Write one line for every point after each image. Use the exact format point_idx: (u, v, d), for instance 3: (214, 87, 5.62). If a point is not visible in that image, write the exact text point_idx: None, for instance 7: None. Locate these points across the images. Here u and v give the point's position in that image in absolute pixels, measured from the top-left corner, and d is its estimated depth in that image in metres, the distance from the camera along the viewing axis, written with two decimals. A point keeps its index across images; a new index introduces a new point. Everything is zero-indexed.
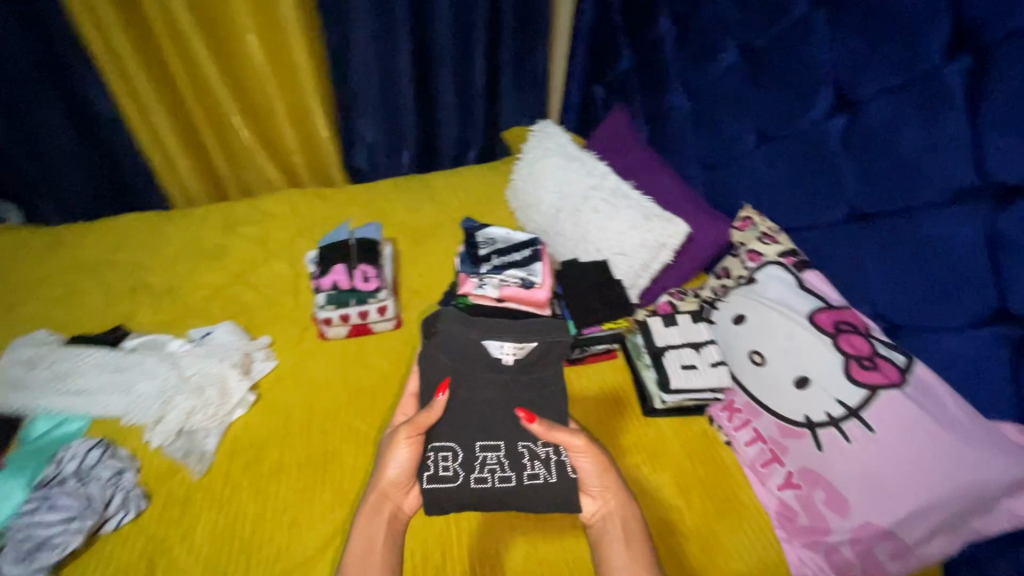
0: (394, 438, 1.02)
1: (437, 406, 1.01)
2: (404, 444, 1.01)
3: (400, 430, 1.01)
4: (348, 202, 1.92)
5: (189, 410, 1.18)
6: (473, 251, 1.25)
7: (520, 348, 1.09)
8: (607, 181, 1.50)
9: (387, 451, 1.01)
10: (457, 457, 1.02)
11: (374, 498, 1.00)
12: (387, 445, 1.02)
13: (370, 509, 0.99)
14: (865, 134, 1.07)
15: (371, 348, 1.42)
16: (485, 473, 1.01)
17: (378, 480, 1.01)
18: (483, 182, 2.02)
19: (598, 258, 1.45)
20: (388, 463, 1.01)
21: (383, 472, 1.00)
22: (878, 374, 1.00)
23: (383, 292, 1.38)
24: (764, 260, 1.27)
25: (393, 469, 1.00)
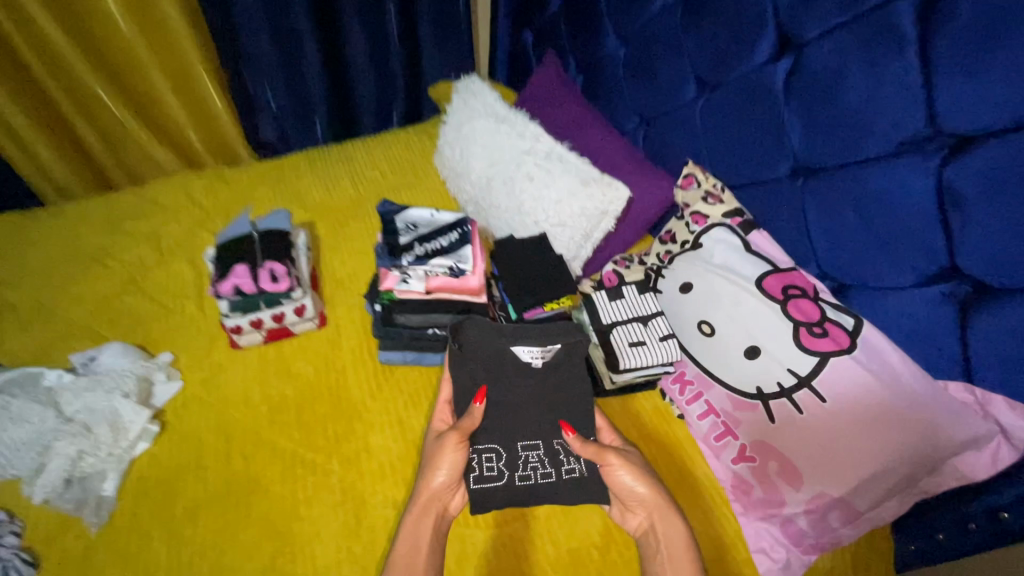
0: (439, 446, 0.98)
1: (478, 413, 1.00)
2: (450, 449, 0.98)
3: (447, 436, 0.99)
4: (254, 183, 1.69)
5: (78, 454, 1.02)
6: (392, 241, 1.11)
7: (546, 350, 1.09)
8: (541, 142, 1.35)
9: (434, 457, 0.98)
10: (502, 457, 1.03)
11: (427, 504, 0.95)
12: (432, 452, 0.99)
13: (420, 512, 0.94)
14: (812, 81, 0.97)
15: (294, 353, 1.27)
16: (529, 471, 1.02)
17: (425, 485, 0.96)
18: (410, 149, 1.83)
19: (536, 231, 1.31)
20: (433, 469, 0.97)
21: (430, 476, 0.96)
22: (827, 341, 0.96)
23: (298, 292, 1.22)
24: (709, 222, 1.18)
25: (436, 474, 0.97)
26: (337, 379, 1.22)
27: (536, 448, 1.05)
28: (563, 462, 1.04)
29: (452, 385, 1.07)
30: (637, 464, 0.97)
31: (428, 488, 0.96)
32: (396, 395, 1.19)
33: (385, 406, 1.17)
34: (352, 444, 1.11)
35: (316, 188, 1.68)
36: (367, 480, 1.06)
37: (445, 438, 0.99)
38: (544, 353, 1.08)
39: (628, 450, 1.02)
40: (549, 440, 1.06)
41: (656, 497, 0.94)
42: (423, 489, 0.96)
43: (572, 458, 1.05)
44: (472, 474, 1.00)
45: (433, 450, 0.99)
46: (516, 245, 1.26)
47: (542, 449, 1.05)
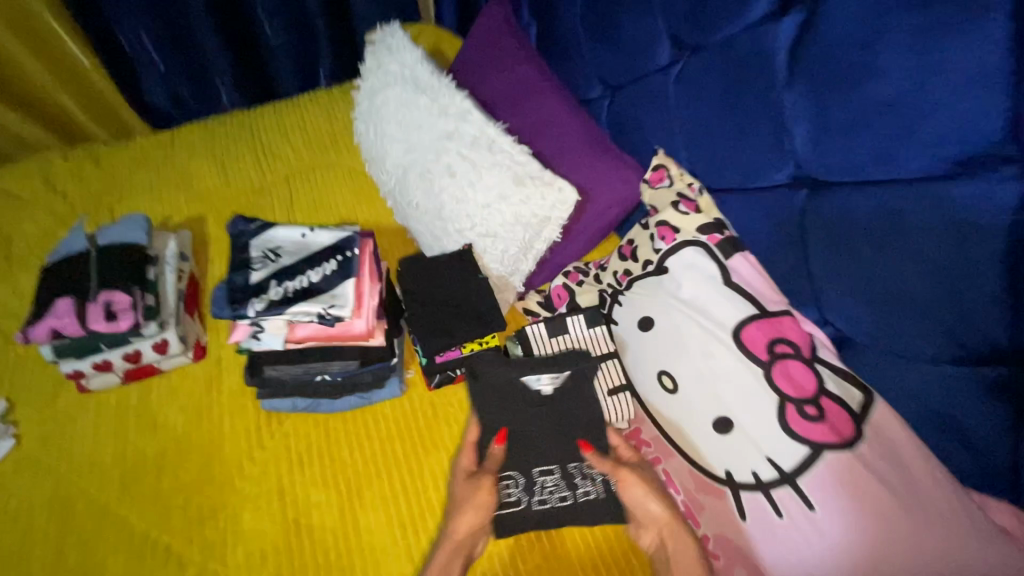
0: (469, 489, 0.86)
1: (497, 456, 0.89)
2: (481, 495, 0.85)
3: (476, 480, 0.86)
4: (135, 165, 1.38)
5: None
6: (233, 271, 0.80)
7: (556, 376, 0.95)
8: (467, 122, 1.02)
9: (463, 499, 0.86)
10: (515, 481, 0.88)
11: (463, 545, 0.83)
12: (461, 496, 0.86)
13: (451, 551, 0.83)
14: (838, 49, 0.66)
15: (162, 395, 1.03)
16: (546, 496, 0.87)
17: (454, 525, 0.84)
18: (328, 116, 1.48)
19: (461, 241, 1.02)
20: (462, 509, 0.85)
21: (460, 517, 0.84)
22: (823, 428, 0.70)
23: (152, 327, 0.96)
24: (678, 239, 0.88)
25: (469, 515, 0.84)
26: (210, 432, 0.99)
27: (553, 473, 0.89)
28: (581, 486, 0.88)
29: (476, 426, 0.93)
30: (651, 485, 0.84)
31: (453, 528, 0.84)
32: (284, 456, 0.97)
33: (267, 470, 0.95)
34: (217, 524, 0.90)
35: (211, 172, 1.37)
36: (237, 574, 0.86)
37: (480, 478, 0.87)
38: (558, 379, 0.95)
39: (642, 465, 0.88)
40: (564, 463, 0.89)
41: (670, 520, 0.80)
42: (451, 529, 0.84)
43: (590, 479, 0.88)
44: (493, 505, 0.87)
45: (464, 489, 0.87)
46: (432, 266, 0.98)
47: (558, 473, 0.89)
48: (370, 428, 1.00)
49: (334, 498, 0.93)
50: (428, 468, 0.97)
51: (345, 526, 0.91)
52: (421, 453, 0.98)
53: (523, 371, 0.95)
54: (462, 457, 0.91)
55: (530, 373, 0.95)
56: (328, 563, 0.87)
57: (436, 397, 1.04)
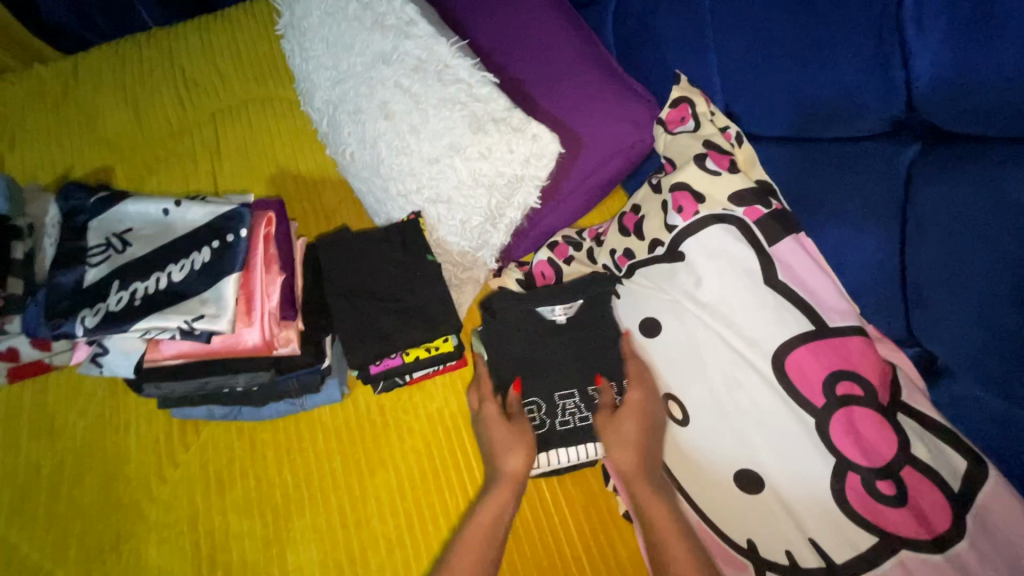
0: (512, 434, 0.67)
1: (517, 406, 0.70)
2: (519, 445, 0.66)
3: (512, 426, 0.68)
4: (29, 100, 1.11)
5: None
6: (73, 263, 0.60)
7: (567, 307, 0.75)
8: (409, 39, 0.72)
9: (503, 441, 0.67)
10: (534, 407, 0.70)
11: (518, 489, 0.65)
12: (501, 438, 0.67)
13: (509, 495, 0.65)
14: None
15: (57, 398, 0.84)
16: (570, 419, 0.70)
17: (503, 461, 0.66)
18: (266, 33, 1.16)
19: (407, 206, 0.77)
20: (507, 452, 0.66)
21: (505, 458, 0.66)
22: (903, 514, 0.48)
23: (16, 324, 0.77)
24: (701, 213, 0.61)
25: (517, 454, 0.66)
26: (116, 444, 0.81)
27: (573, 396, 0.71)
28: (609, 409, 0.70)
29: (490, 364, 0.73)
30: (634, 437, 0.62)
31: (501, 469, 0.66)
32: (198, 475, 0.79)
33: (179, 493, 0.78)
34: (119, 557, 0.75)
35: (119, 108, 1.10)
36: None
37: (517, 419, 0.69)
38: (572, 309, 0.75)
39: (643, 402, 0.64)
40: (583, 385, 0.71)
41: (637, 471, 0.61)
42: (497, 470, 0.66)
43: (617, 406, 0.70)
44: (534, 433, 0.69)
45: (501, 431, 0.67)
46: (367, 246, 0.75)
47: (579, 397, 0.71)
48: (301, 442, 0.81)
49: (258, 528, 0.76)
50: (371, 494, 0.78)
51: (266, 562, 0.74)
52: (365, 474, 0.79)
53: (536, 301, 0.75)
54: (487, 404, 0.70)
55: (542, 302, 0.75)
56: None
57: (388, 402, 0.84)
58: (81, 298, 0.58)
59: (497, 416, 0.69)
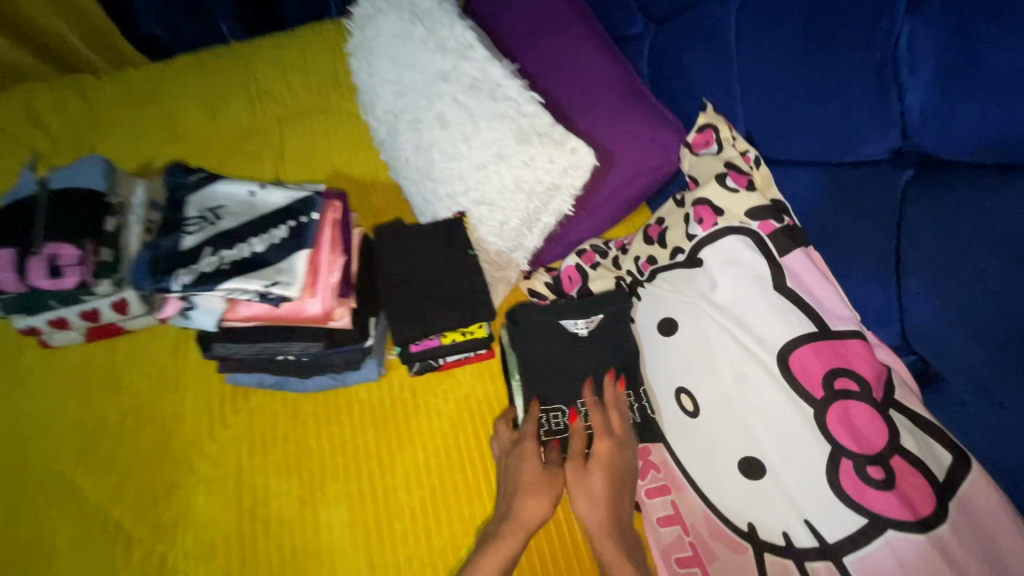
0: (540, 484, 0.73)
1: (553, 456, 0.76)
2: (539, 496, 0.72)
3: (541, 472, 0.74)
4: (120, 100, 1.25)
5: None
6: (167, 233, 0.69)
7: (590, 321, 0.81)
8: (467, 61, 0.82)
9: (533, 484, 0.73)
10: (560, 412, 0.79)
11: (525, 536, 0.70)
12: (532, 482, 0.73)
13: (516, 541, 0.70)
14: None
15: (126, 358, 0.94)
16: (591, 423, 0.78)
17: (519, 509, 0.71)
18: (331, 51, 1.29)
19: (452, 207, 0.85)
20: (530, 494, 0.72)
21: (524, 502, 0.71)
22: (888, 498, 0.53)
23: (104, 286, 0.87)
24: (719, 225, 0.68)
25: (536, 501, 0.72)
26: (175, 402, 0.90)
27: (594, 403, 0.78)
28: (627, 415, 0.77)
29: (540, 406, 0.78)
30: (603, 483, 0.71)
31: (519, 512, 0.71)
32: (245, 436, 0.87)
33: (227, 450, 0.86)
34: (171, 503, 0.83)
35: (197, 111, 1.22)
36: (182, 563, 0.78)
37: (549, 467, 0.75)
38: (593, 323, 0.81)
39: (613, 454, 0.73)
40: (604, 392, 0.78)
41: (598, 522, 0.69)
42: (516, 514, 0.71)
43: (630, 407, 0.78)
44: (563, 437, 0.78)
45: (533, 475, 0.73)
46: (414, 239, 0.83)
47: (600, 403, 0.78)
48: (340, 415, 0.89)
49: (296, 488, 0.83)
50: (399, 466, 0.85)
51: (300, 517, 0.81)
52: (396, 448, 0.86)
53: (559, 315, 0.82)
54: (529, 437, 0.76)
55: (564, 316, 0.82)
56: (282, 560, 0.78)
57: (420, 385, 0.91)
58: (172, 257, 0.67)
59: (535, 455, 0.74)
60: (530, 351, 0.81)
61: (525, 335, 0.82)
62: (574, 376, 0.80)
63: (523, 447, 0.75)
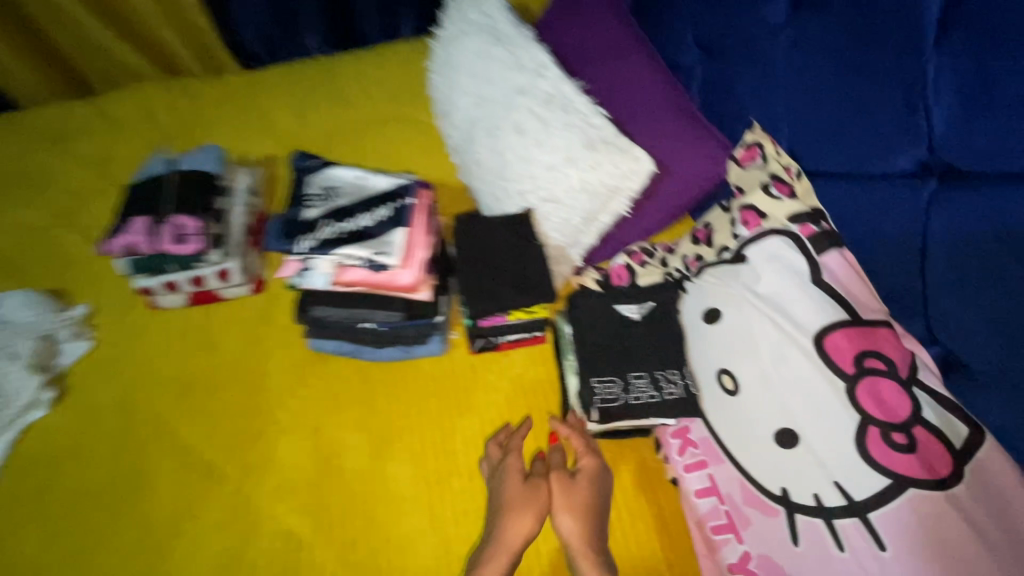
0: (525, 501, 0.81)
1: (535, 474, 0.85)
2: (526, 511, 0.80)
3: (528, 487, 0.82)
4: (219, 101, 1.41)
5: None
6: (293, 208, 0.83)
7: (640, 306, 0.91)
8: (542, 78, 0.95)
9: (518, 499, 0.81)
10: (612, 382, 0.86)
11: (514, 550, 0.77)
12: (518, 499, 0.81)
13: (509, 554, 0.76)
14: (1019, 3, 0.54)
15: (220, 322, 1.06)
16: (641, 395, 0.85)
17: (508, 526, 0.79)
18: (406, 67, 1.44)
19: (521, 205, 0.97)
20: (519, 508, 0.80)
21: (513, 517, 0.79)
22: (911, 461, 0.60)
23: (216, 254, 1.01)
24: (763, 227, 0.79)
25: (522, 517, 0.79)
26: (261, 363, 1.01)
27: (643, 377, 0.86)
28: (674, 390, 0.84)
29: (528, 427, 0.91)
30: (583, 496, 0.81)
31: (509, 526, 0.79)
32: (322, 396, 0.98)
33: (305, 407, 0.97)
34: (256, 449, 0.93)
35: (287, 114, 1.38)
36: (267, 503, 0.88)
37: (532, 483, 0.84)
38: (645, 309, 0.91)
39: (590, 471, 0.83)
40: (653, 369, 0.86)
41: (578, 533, 0.77)
42: (506, 529, 0.78)
43: (677, 383, 0.85)
44: (615, 404, 0.85)
45: (519, 489, 0.82)
46: (486, 229, 0.95)
47: (649, 377, 0.86)
48: (407, 383, 0.99)
49: (366, 444, 0.93)
50: (458, 432, 0.94)
51: (370, 469, 0.91)
52: (456, 415, 0.96)
53: (614, 301, 0.92)
54: (514, 459, 0.86)
55: (619, 302, 0.92)
56: (352, 505, 0.88)
57: (479, 361, 1.00)
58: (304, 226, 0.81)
59: (519, 474, 0.84)
60: (584, 332, 0.90)
61: (580, 318, 0.91)
62: (623, 357, 0.88)
63: (507, 467, 0.85)
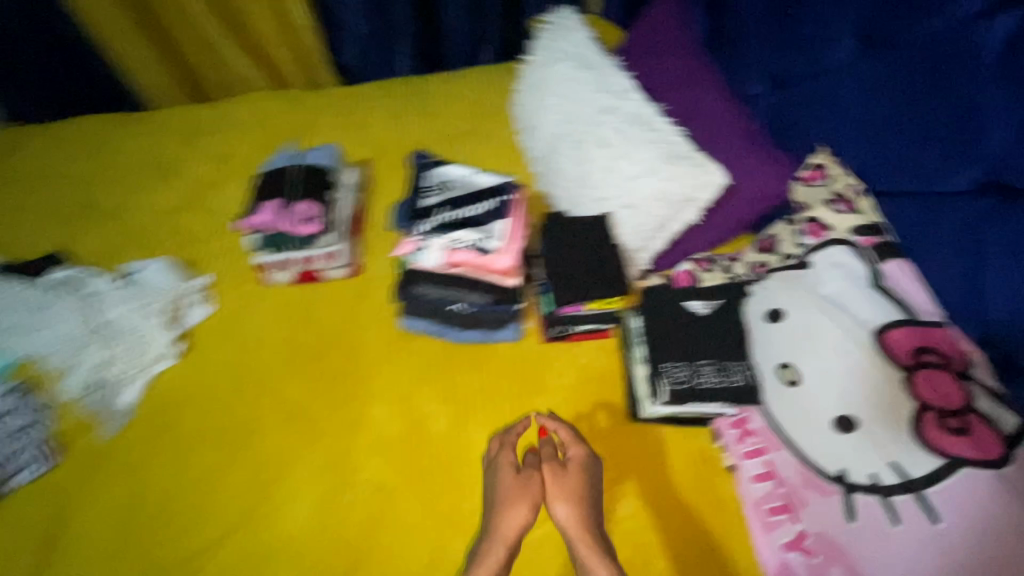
0: (518, 494, 0.80)
1: (528, 467, 0.85)
2: (518, 505, 0.79)
3: (522, 480, 0.82)
4: (321, 110, 1.58)
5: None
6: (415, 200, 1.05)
7: (709, 303, 0.98)
8: (627, 102, 1.09)
9: (512, 493, 0.81)
10: (679, 368, 0.93)
11: (511, 544, 0.77)
12: (511, 494, 0.80)
13: (504, 549, 0.76)
14: None
15: (320, 299, 1.20)
16: (708, 379, 0.91)
17: (502, 522, 0.78)
18: (488, 90, 1.60)
19: (599, 210, 1.08)
20: (514, 502, 0.79)
21: (508, 512, 0.79)
22: (963, 443, 0.70)
23: (329, 238, 1.17)
24: (830, 237, 0.91)
25: (518, 511, 0.79)
26: (356, 336, 1.14)
27: (710, 364, 0.92)
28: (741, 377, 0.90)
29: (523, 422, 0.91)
30: (577, 486, 0.80)
31: (504, 521, 0.78)
32: (409, 368, 1.09)
33: (394, 377, 1.08)
34: (351, 409, 1.05)
35: (381, 124, 1.54)
36: (360, 456, 1.00)
37: (525, 475, 0.83)
38: (714, 304, 0.97)
39: (581, 460, 0.83)
40: (720, 358, 0.92)
41: (574, 524, 0.76)
42: (500, 527, 0.78)
43: (743, 370, 0.90)
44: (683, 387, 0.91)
45: (512, 483, 0.81)
46: (569, 227, 1.06)
47: (716, 363, 0.92)
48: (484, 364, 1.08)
49: (447, 413, 1.03)
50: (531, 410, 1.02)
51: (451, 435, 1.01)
52: (529, 395, 1.03)
53: (684, 297, 1.00)
54: (506, 454, 0.86)
55: (689, 298, 0.99)
56: (436, 464, 0.98)
57: (548, 348, 1.09)
58: (426, 212, 1.04)
59: (511, 469, 0.83)
60: (655, 324, 0.98)
61: (650, 312, 1.00)
62: (690, 349, 0.94)
63: (500, 464, 0.85)
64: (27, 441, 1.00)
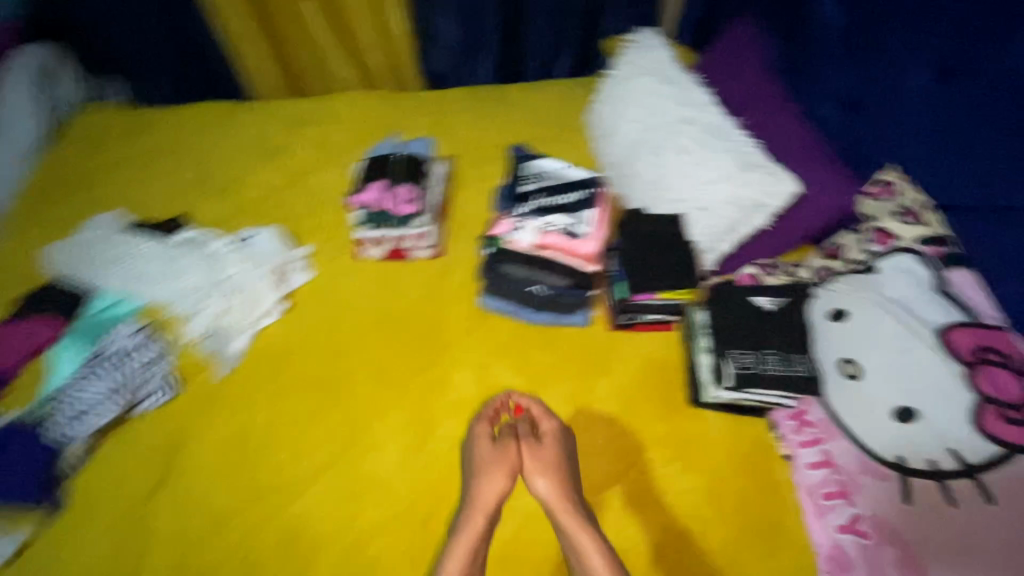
0: (496, 464, 0.95)
1: (504, 440, 0.99)
2: (499, 474, 0.93)
3: (500, 451, 0.96)
4: (410, 108, 1.73)
5: (96, 373, 1.11)
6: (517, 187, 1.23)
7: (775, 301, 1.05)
8: (706, 115, 1.19)
9: (489, 462, 0.95)
10: (746, 354, 1.00)
11: (492, 506, 0.91)
12: (489, 463, 0.95)
13: (486, 510, 0.90)
14: None
15: (407, 275, 1.33)
16: (772, 365, 0.98)
17: (480, 487, 0.92)
18: (564, 101, 1.73)
19: (671, 211, 1.17)
20: (493, 470, 0.94)
21: (488, 477, 0.93)
22: (1016, 431, 0.80)
23: (422, 219, 1.30)
24: (896, 245, 1.02)
25: (495, 478, 0.93)
26: (439, 310, 1.25)
27: (774, 353, 0.99)
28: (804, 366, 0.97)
29: (501, 398, 1.06)
30: (550, 457, 0.94)
31: (484, 485, 0.92)
32: (486, 342, 1.18)
33: (472, 348, 1.18)
34: (433, 373, 1.15)
35: (464, 124, 1.68)
36: (438, 415, 1.09)
37: (502, 447, 0.98)
38: (780, 301, 1.04)
39: (551, 434, 0.98)
40: (785, 349, 0.99)
41: (551, 491, 0.90)
42: (481, 490, 0.92)
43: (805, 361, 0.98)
44: (750, 371, 0.98)
45: (490, 454, 0.96)
46: (645, 224, 1.15)
47: (779, 353, 0.99)
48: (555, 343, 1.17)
49: (521, 384, 1.12)
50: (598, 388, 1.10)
51: None
52: (597, 373, 1.11)
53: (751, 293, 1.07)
54: (482, 428, 1.01)
55: (755, 294, 1.07)
56: None
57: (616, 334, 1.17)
58: (524, 198, 1.22)
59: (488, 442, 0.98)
60: (721, 317, 1.05)
61: (718, 305, 1.07)
62: (754, 342, 1.01)
63: (478, 438, 1.00)
64: (154, 373, 1.13)
